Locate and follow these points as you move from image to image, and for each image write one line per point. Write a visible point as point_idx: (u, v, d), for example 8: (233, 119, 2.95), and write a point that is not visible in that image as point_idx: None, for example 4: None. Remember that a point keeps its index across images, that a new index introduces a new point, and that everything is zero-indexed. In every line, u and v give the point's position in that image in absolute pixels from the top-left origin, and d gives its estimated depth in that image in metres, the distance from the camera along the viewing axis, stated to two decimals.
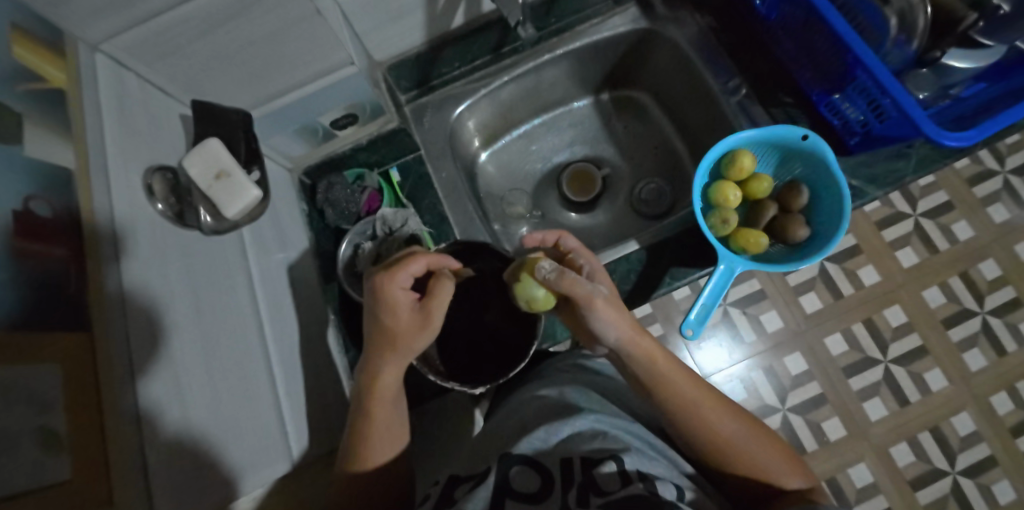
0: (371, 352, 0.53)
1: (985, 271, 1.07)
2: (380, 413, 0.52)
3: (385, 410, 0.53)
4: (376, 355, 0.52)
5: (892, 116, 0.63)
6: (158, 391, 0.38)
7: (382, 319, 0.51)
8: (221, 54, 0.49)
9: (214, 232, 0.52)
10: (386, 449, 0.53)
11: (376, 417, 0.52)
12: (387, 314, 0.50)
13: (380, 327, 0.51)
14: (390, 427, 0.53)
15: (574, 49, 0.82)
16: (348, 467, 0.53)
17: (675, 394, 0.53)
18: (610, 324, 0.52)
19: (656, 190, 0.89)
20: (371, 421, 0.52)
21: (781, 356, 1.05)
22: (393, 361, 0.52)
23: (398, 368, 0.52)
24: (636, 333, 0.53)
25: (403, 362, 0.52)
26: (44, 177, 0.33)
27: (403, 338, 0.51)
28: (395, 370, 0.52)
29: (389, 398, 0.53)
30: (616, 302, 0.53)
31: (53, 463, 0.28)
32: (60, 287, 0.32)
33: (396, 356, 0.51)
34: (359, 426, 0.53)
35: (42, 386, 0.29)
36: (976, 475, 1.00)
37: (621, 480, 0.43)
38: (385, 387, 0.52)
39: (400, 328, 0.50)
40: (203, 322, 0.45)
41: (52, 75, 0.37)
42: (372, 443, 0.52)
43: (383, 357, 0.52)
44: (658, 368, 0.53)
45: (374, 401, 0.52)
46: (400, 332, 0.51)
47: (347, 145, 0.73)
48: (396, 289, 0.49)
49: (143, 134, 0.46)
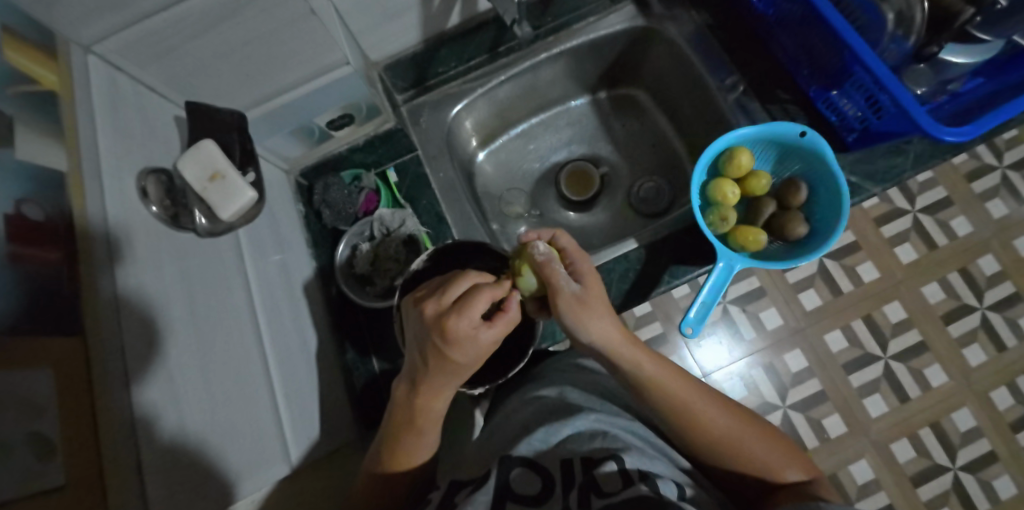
0: (425, 383, 0.50)
1: (983, 266, 1.06)
2: (431, 430, 0.53)
3: (434, 427, 0.53)
4: (433, 385, 0.50)
5: (890, 111, 0.63)
6: (152, 395, 0.38)
7: (450, 356, 0.47)
8: (214, 55, 0.49)
9: (209, 235, 0.51)
10: (426, 456, 0.55)
11: (426, 433, 0.53)
12: (460, 352, 0.46)
13: (441, 362, 0.47)
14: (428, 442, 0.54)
15: (571, 48, 0.82)
16: (375, 473, 0.53)
17: (668, 395, 0.52)
18: (584, 324, 0.51)
19: (654, 189, 0.89)
20: (419, 436, 0.53)
21: (781, 353, 1.04)
22: (452, 386, 0.50)
23: (452, 391, 0.52)
24: (616, 337, 0.52)
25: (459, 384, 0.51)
26: (37, 180, 0.33)
27: (467, 369, 0.49)
28: (449, 394, 0.51)
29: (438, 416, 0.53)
30: (596, 304, 0.51)
31: (45, 468, 0.28)
32: (52, 291, 0.32)
33: (457, 381, 0.50)
34: (399, 438, 0.53)
35: (34, 391, 0.29)
36: (977, 470, 1.00)
37: (622, 479, 0.43)
38: (434, 410, 0.52)
39: (473, 361, 0.48)
40: (198, 324, 0.45)
41: (45, 77, 0.37)
42: (414, 454, 0.53)
43: (442, 385, 0.50)
44: (644, 371, 0.52)
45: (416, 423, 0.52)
46: (467, 366, 0.48)
47: (343, 146, 0.74)
48: (465, 327, 0.45)
49: (137, 136, 0.46)
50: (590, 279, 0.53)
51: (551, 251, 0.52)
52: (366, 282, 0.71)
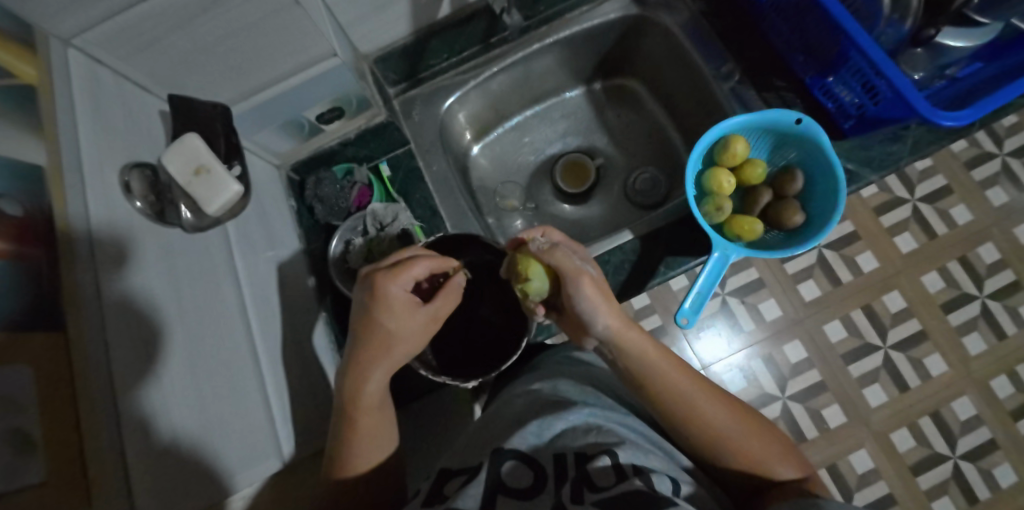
0: (356, 363, 0.51)
1: (983, 255, 1.06)
2: (364, 421, 0.50)
3: (369, 418, 0.51)
4: (363, 365, 0.50)
5: (887, 97, 0.63)
6: (139, 392, 0.37)
7: (377, 321, 0.50)
8: (198, 47, 0.48)
9: (196, 230, 0.51)
10: (371, 455, 0.51)
11: (360, 424, 0.50)
12: (387, 317, 0.50)
13: (370, 332, 0.50)
14: (371, 436, 0.51)
15: (565, 38, 0.81)
16: (329, 469, 0.51)
17: (669, 390, 0.52)
18: (597, 306, 0.52)
19: (650, 180, 0.88)
20: (354, 428, 0.50)
21: (780, 344, 1.04)
22: (383, 367, 0.51)
23: (384, 375, 0.51)
24: (625, 323, 0.53)
25: (391, 367, 0.51)
26: (16, 173, 0.32)
27: (397, 344, 0.51)
28: (379, 378, 0.51)
29: (375, 406, 0.51)
30: (605, 289, 0.54)
31: (24, 466, 0.28)
32: (32, 288, 0.31)
33: (388, 361, 0.51)
34: (340, 431, 0.51)
35: (14, 388, 0.28)
36: (977, 458, 1.00)
37: (615, 474, 0.43)
38: (366, 397, 0.50)
39: (400, 331, 0.50)
40: (186, 319, 0.45)
41: (23, 71, 0.36)
42: (358, 453, 0.50)
43: (371, 366, 0.50)
44: (645, 364, 0.52)
45: (355, 411, 0.50)
46: (396, 337, 0.50)
47: (335, 140, 0.73)
48: (395, 289, 0.50)
49: (119, 130, 0.45)
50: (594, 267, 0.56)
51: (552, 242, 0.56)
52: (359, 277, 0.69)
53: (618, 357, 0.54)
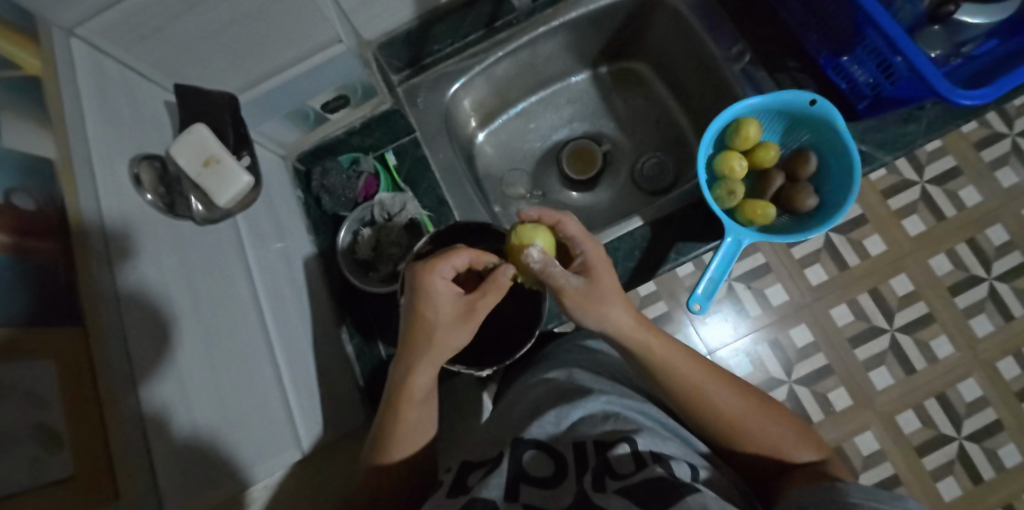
0: (407, 353, 0.51)
1: (992, 236, 1.05)
2: (410, 414, 0.51)
3: (412, 410, 0.52)
4: (410, 355, 0.51)
5: (904, 76, 0.62)
6: (158, 389, 0.37)
7: (420, 309, 0.49)
8: (202, 34, 0.47)
9: (208, 222, 0.50)
10: (412, 445, 0.53)
11: (404, 417, 0.51)
12: (427, 306, 0.49)
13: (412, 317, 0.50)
14: (416, 424, 0.52)
15: (570, 20, 0.79)
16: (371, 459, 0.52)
17: (679, 375, 0.52)
18: (598, 317, 0.52)
19: (658, 165, 0.87)
20: (399, 421, 0.51)
21: (786, 328, 1.04)
22: (428, 360, 0.50)
23: (430, 369, 0.51)
24: (635, 322, 0.53)
25: (433, 359, 0.50)
26: (26, 167, 0.32)
27: (441, 335, 0.49)
28: (425, 367, 0.50)
29: (418, 398, 0.52)
30: (612, 297, 0.52)
31: (52, 460, 0.28)
32: (49, 283, 0.31)
33: (430, 353, 0.50)
34: (383, 424, 0.52)
35: (36, 383, 0.28)
36: (982, 439, 1.00)
37: (635, 462, 0.43)
38: (414, 388, 0.51)
39: (440, 321, 0.49)
40: (201, 311, 0.44)
41: (27, 62, 0.35)
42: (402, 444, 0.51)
43: (417, 355, 0.50)
44: (655, 349, 0.53)
45: (401, 402, 0.51)
46: (435, 326, 0.49)
47: (340, 129, 0.71)
48: (438, 281, 0.49)
49: (126, 120, 0.45)
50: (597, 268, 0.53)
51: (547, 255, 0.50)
52: (369, 267, 0.70)
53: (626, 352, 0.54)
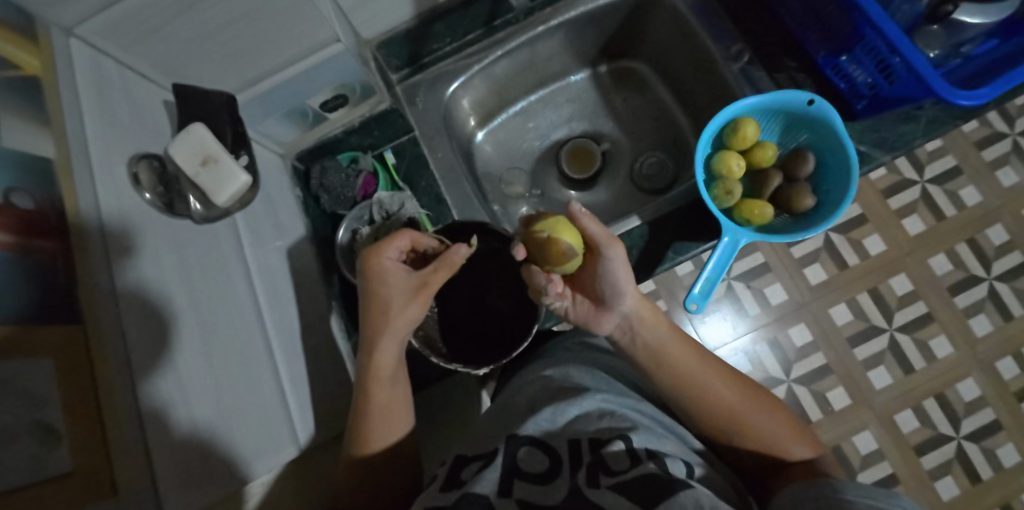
0: (368, 335, 0.52)
1: (991, 236, 1.05)
2: (379, 398, 0.52)
3: (383, 392, 0.52)
4: (370, 335, 0.52)
5: (902, 76, 0.62)
6: (158, 385, 0.38)
7: (374, 291, 0.51)
8: (201, 34, 0.47)
9: (206, 221, 0.51)
10: (389, 434, 0.53)
11: (375, 400, 0.52)
12: (379, 286, 0.51)
13: (370, 301, 0.52)
14: (390, 409, 0.53)
15: (570, 19, 0.79)
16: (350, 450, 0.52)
17: (681, 361, 0.54)
18: (626, 271, 0.53)
19: (656, 164, 0.87)
20: (370, 405, 0.52)
21: (784, 327, 1.04)
22: (385, 337, 0.51)
23: (393, 345, 0.52)
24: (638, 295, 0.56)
25: (392, 336, 0.52)
26: (25, 168, 0.32)
27: (392, 311, 0.51)
28: (388, 346, 0.52)
29: (386, 379, 0.52)
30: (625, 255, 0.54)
31: (52, 457, 0.28)
32: (49, 283, 0.31)
33: (387, 329, 0.51)
34: (357, 411, 0.53)
35: (36, 380, 0.28)
36: (980, 438, 1.00)
37: (630, 458, 0.43)
38: (383, 367, 0.52)
39: (392, 300, 0.51)
40: (200, 310, 0.45)
41: (26, 62, 0.35)
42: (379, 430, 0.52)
43: (377, 334, 0.51)
44: (664, 333, 0.56)
45: (370, 384, 0.52)
46: (388, 302, 0.51)
47: (339, 128, 0.72)
48: (384, 261, 0.51)
49: (125, 120, 0.45)
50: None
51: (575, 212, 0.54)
52: None
53: (635, 333, 0.56)
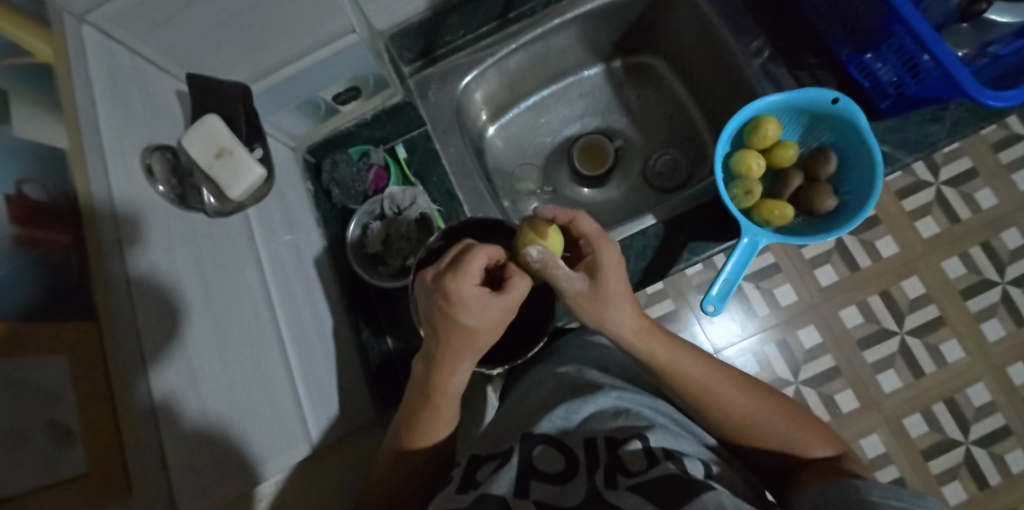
0: (444, 357, 0.48)
1: (1007, 240, 1.03)
2: (444, 410, 0.51)
3: (451, 403, 0.51)
4: (449, 355, 0.48)
5: (931, 75, 0.60)
6: (172, 379, 0.37)
7: (457, 318, 0.45)
8: (216, 23, 0.46)
9: (220, 215, 0.50)
10: (441, 436, 0.53)
11: (443, 413, 0.51)
12: (466, 315, 0.45)
13: (450, 327, 0.46)
14: (448, 418, 0.52)
15: (586, 12, 0.78)
16: (393, 443, 0.52)
17: (683, 376, 0.51)
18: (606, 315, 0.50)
19: (671, 161, 0.86)
20: (434, 411, 0.51)
21: (795, 329, 1.03)
22: (469, 357, 0.48)
23: (469, 363, 0.49)
24: (645, 328, 0.51)
25: (473, 356, 0.49)
26: (37, 158, 0.31)
27: (478, 336, 0.47)
28: (464, 366, 0.49)
29: (455, 395, 0.51)
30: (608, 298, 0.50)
31: (65, 456, 0.27)
32: (63, 275, 0.30)
33: (473, 351, 0.48)
34: (412, 411, 0.52)
35: (49, 377, 0.28)
36: (990, 444, 0.99)
37: (647, 459, 0.42)
38: (452, 386, 0.50)
39: (482, 326, 0.46)
40: (212, 304, 0.44)
41: (36, 47, 0.34)
42: (433, 432, 0.52)
43: (457, 354, 0.48)
44: (657, 356, 0.51)
45: (438, 399, 0.50)
46: (479, 331, 0.46)
47: (351, 121, 0.71)
48: (468, 288, 0.44)
49: (138, 109, 0.44)
50: (607, 274, 0.49)
51: (547, 254, 0.47)
52: (378, 261, 0.69)
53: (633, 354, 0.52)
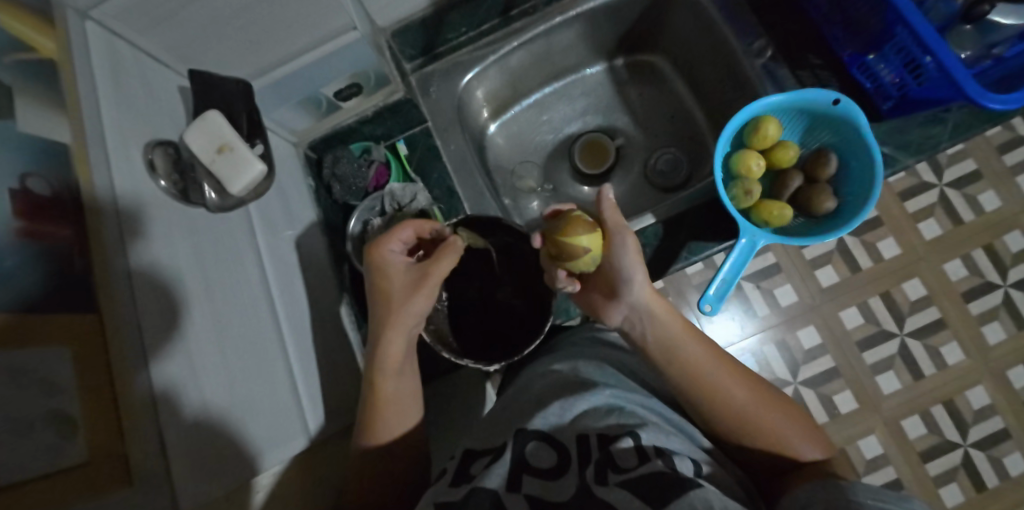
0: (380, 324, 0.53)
1: (1009, 243, 1.03)
2: (388, 387, 0.53)
3: (394, 384, 0.53)
4: (381, 323, 0.53)
5: (932, 76, 0.61)
6: (172, 370, 0.37)
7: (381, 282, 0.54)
8: (218, 19, 0.47)
9: (221, 210, 0.50)
10: (397, 421, 0.53)
11: (386, 390, 0.53)
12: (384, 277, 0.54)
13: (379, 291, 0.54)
14: (402, 400, 0.53)
15: (588, 11, 0.78)
16: (363, 442, 0.53)
17: (686, 364, 0.53)
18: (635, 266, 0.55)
19: (672, 161, 0.86)
20: (380, 394, 0.52)
21: (794, 329, 1.03)
22: (395, 329, 0.53)
23: (401, 339, 0.53)
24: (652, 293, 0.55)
25: (403, 330, 0.53)
26: (41, 153, 0.32)
27: (390, 302, 0.53)
28: (397, 338, 0.53)
29: (397, 370, 0.53)
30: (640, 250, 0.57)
31: (67, 445, 0.28)
32: (64, 269, 0.31)
33: (394, 321, 0.53)
34: (366, 400, 0.53)
35: (52, 368, 0.28)
36: (988, 447, 0.99)
37: (638, 455, 0.42)
38: (390, 359, 0.52)
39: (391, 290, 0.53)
40: (212, 298, 0.45)
41: (41, 44, 0.35)
42: (389, 415, 0.52)
43: (389, 323, 0.53)
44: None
45: (378, 375, 0.53)
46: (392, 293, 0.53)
47: (352, 118, 0.72)
48: (390, 251, 0.55)
49: (140, 105, 0.44)
50: None
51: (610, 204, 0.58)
52: None
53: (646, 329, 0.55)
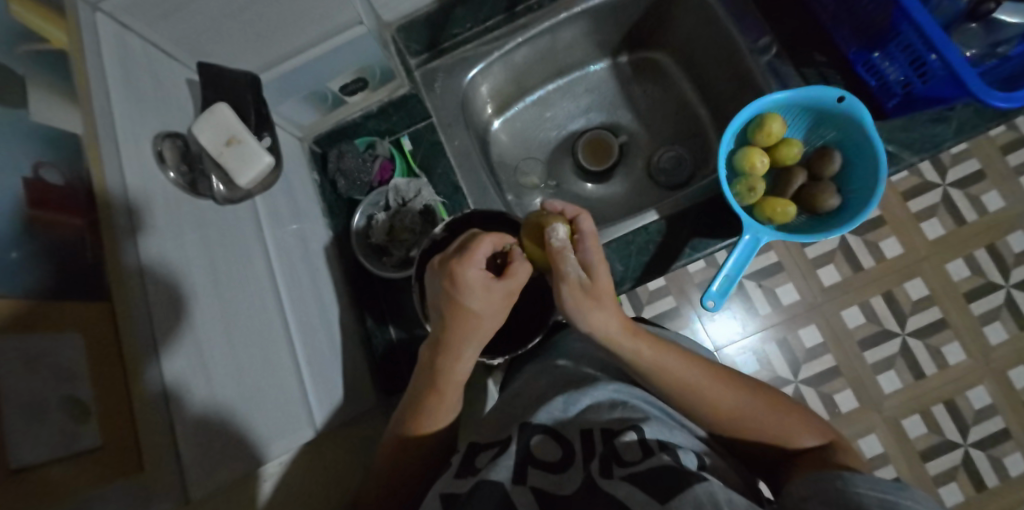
0: (451, 344, 0.50)
1: (1012, 243, 1.03)
2: (445, 396, 0.53)
3: (453, 392, 0.53)
4: (455, 342, 0.50)
5: (937, 74, 0.61)
6: (182, 362, 0.38)
7: (461, 302, 0.48)
8: (225, 11, 0.47)
9: (229, 202, 0.50)
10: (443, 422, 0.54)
11: (447, 396, 0.53)
12: (469, 297, 0.48)
13: (453, 311, 0.49)
14: (451, 404, 0.54)
15: (593, 7, 0.78)
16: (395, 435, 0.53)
17: (670, 377, 0.50)
18: (585, 313, 0.48)
19: (675, 158, 0.86)
20: (437, 400, 0.53)
21: (795, 328, 1.03)
22: (473, 345, 0.51)
23: (473, 353, 0.52)
24: (627, 331, 0.49)
25: (478, 345, 0.51)
26: (53, 143, 0.32)
27: (466, 325, 0.49)
28: (470, 354, 0.51)
29: (460, 380, 0.53)
30: (597, 296, 0.48)
31: (80, 430, 0.28)
32: (76, 257, 0.31)
33: (477, 339, 0.50)
34: (415, 400, 0.53)
35: (65, 355, 0.29)
36: (988, 446, 1.00)
37: (642, 450, 0.43)
38: (456, 372, 0.52)
39: (484, 310, 0.49)
40: (221, 291, 0.45)
41: (52, 34, 0.35)
42: (438, 415, 0.53)
43: (466, 342, 0.50)
44: (643, 356, 0.49)
45: (442, 383, 0.52)
46: (484, 319, 0.49)
47: (357, 113, 0.74)
48: (473, 271, 0.48)
49: (150, 96, 0.45)
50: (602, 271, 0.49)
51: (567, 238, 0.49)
52: (382, 251, 0.71)
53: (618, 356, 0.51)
